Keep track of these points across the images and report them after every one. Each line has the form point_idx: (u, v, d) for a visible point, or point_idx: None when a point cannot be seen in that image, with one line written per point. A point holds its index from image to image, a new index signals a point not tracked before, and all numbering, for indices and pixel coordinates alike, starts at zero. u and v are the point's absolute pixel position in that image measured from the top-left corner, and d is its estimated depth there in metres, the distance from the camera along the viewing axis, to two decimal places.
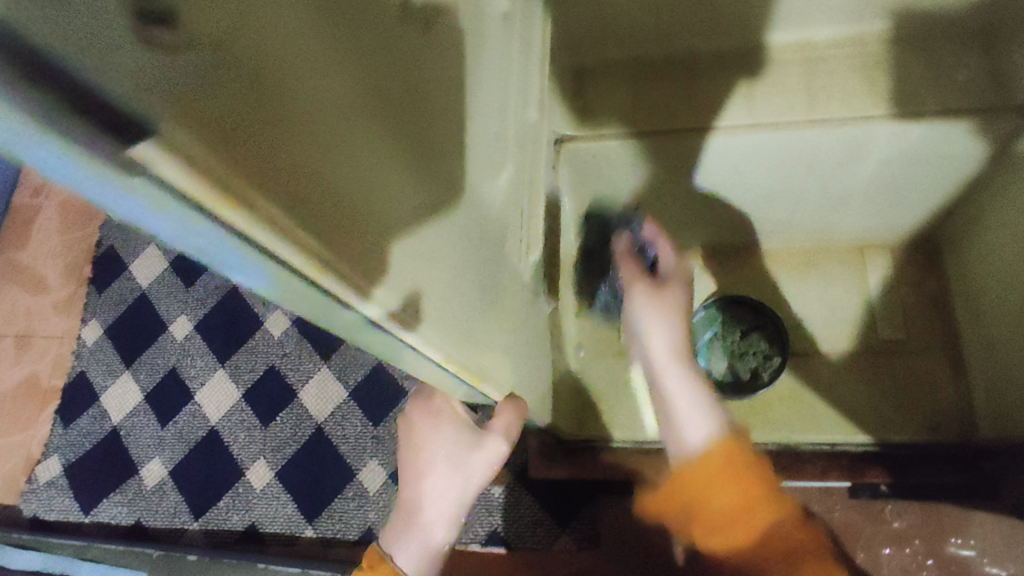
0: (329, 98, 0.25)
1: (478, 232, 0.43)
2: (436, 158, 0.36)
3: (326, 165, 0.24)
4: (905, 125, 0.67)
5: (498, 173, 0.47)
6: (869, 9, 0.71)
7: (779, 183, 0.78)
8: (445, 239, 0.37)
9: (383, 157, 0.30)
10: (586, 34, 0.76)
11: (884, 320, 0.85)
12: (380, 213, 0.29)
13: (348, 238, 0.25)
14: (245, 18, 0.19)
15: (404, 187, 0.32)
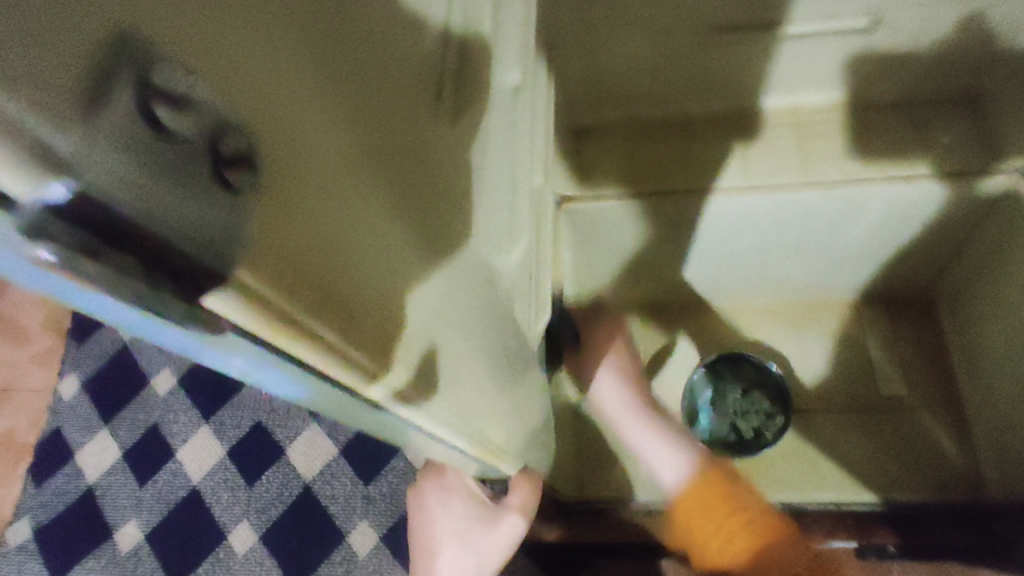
0: (342, 168, 0.22)
1: (492, 305, 0.42)
2: (450, 221, 0.32)
3: (337, 240, 0.20)
4: (898, 185, 0.69)
5: (518, 242, 0.45)
6: (859, 78, 0.72)
7: (777, 241, 0.79)
8: (461, 319, 0.36)
9: (392, 221, 0.26)
10: (586, 97, 0.76)
11: (884, 376, 0.85)
12: (393, 282, 0.26)
13: (370, 310, 0.23)
14: (260, 67, 0.17)
15: (411, 261, 0.28)
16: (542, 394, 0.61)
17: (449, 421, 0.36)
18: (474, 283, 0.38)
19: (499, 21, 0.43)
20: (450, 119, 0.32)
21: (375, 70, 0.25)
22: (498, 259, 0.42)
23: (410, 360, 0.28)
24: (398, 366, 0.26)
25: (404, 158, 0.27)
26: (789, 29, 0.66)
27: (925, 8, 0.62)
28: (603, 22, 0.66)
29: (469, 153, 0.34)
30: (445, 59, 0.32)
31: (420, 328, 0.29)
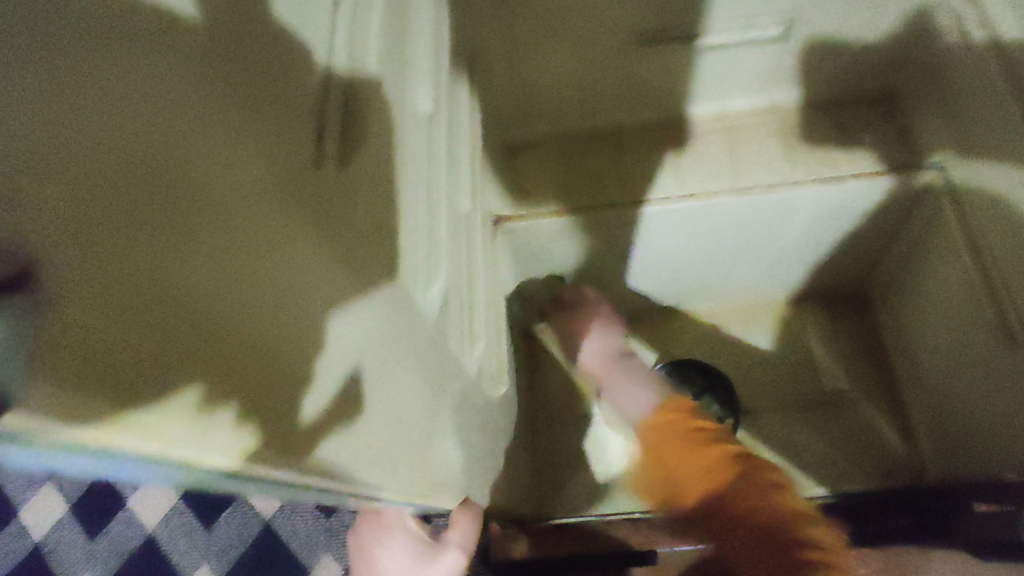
0: (247, 207, 0.23)
1: (417, 336, 0.41)
2: (365, 258, 0.32)
3: (243, 281, 0.22)
4: (822, 185, 0.71)
5: (437, 273, 0.45)
6: (777, 82, 0.74)
7: (713, 245, 0.80)
8: (380, 354, 0.35)
9: (309, 257, 0.27)
10: (516, 116, 0.76)
11: (827, 369, 0.87)
12: (306, 318, 0.27)
13: (269, 351, 0.24)
14: (133, 113, 0.18)
15: (326, 294, 0.28)
16: (487, 416, 0.62)
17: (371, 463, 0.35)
18: (399, 325, 0.37)
19: (406, 52, 0.43)
20: (361, 174, 0.32)
21: (285, 105, 0.26)
22: (420, 295, 0.42)
23: (325, 391, 0.28)
24: (308, 402, 0.27)
25: (324, 199, 0.29)
26: (705, 41, 0.67)
27: (832, 10, 0.64)
28: (523, 41, 0.66)
29: (376, 198, 0.34)
30: (339, 107, 0.31)
31: (338, 356, 0.30)
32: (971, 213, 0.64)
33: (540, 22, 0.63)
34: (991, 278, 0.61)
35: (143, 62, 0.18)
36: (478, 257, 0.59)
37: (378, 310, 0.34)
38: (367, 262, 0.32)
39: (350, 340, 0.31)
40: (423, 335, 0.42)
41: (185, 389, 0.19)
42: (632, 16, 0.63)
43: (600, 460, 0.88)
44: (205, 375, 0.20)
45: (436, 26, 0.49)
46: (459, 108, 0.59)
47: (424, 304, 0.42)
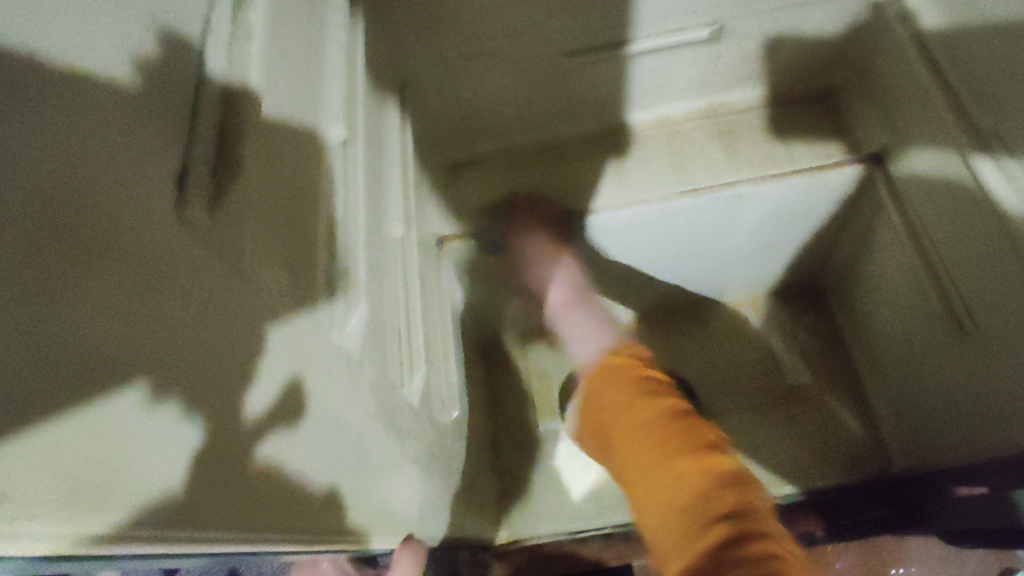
0: (178, 223, 0.24)
1: (347, 367, 0.40)
2: (263, 291, 0.31)
3: (173, 292, 0.24)
4: (764, 185, 0.71)
5: (355, 308, 0.43)
6: (711, 85, 0.74)
7: (664, 250, 0.79)
8: (320, 364, 0.36)
9: (232, 273, 0.28)
10: (452, 133, 0.74)
11: (788, 367, 0.87)
12: (236, 329, 0.28)
13: (203, 356, 0.25)
14: (53, 136, 0.19)
15: (244, 317, 0.29)
16: (433, 446, 0.59)
17: (321, 476, 0.36)
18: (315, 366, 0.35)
19: (314, 79, 0.41)
20: (248, 215, 0.29)
21: (207, 127, 0.28)
22: (335, 334, 0.40)
23: (272, 386, 0.31)
24: (254, 394, 0.29)
25: (245, 224, 0.29)
26: (636, 48, 0.66)
27: (759, 12, 0.64)
28: (453, 60, 0.64)
29: (267, 242, 0.32)
30: (207, 141, 0.27)
31: (282, 354, 0.32)
32: (912, 201, 0.64)
33: (467, 40, 0.62)
34: (936, 267, 0.61)
35: (26, 105, 0.18)
36: (409, 282, 0.57)
37: (282, 348, 0.32)
38: (263, 303, 0.31)
39: (257, 373, 0.29)
40: (354, 367, 0.42)
41: (126, 382, 0.21)
42: (562, 28, 0.62)
43: (569, 476, 0.84)
44: (148, 373, 0.22)
45: (348, 50, 0.48)
46: (384, 131, 0.57)
47: (340, 342, 0.40)
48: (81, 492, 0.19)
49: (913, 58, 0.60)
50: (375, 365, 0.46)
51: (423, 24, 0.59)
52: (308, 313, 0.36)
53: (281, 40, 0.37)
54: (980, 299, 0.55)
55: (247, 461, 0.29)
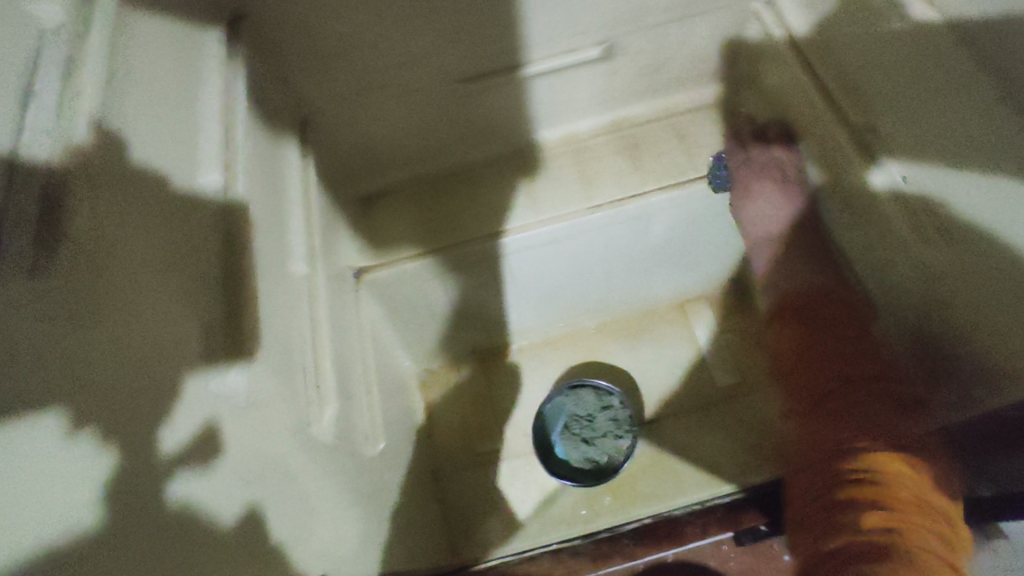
0: (56, 274, 0.27)
1: (265, 417, 0.42)
2: (121, 344, 0.30)
3: (62, 336, 0.27)
4: (672, 193, 0.73)
5: (267, 365, 0.44)
6: (612, 101, 0.76)
7: (585, 263, 0.80)
8: (236, 417, 0.39)
9: (101, 316, 0.29)
10: (361, 165, 0.73)
11: (717, 367, 0.88)
12: (121, 366, 0.30)
13: (98, 384, 0.28)
14: None
15: (115, 357, 0.30)
16: (357, 482, 0.58)
17: (234, 527, 0.37)
18: (189, 416, 0.34)
19: (183, 125, 0.41)
20: (84, 273, 0.29)
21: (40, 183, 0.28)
22: (219, 381, 0.38)
23: (189, 423, 0.34)
24: (169, 431, 0.33)
25: (84, 282, 0.29)
26: (532, 69, 0.67)
27: (646, 28, 0.66)
28: (353, 94, 0.64)
29: (121, 297, 0.31)
30: (25, 204, 0.27)
31: (195, 403, 0.35)
32: (832, 200, 0.68)
33: (364, 73, 0.62)
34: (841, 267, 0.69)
35: None
36: (317, 320, 0.56)
37: (146, 404, 0.31)
38: (118, 360, 0.30)
39: (107, 435, 0.29)
40: (274, 416, 0.44)
41: (45, 408, 0.26)
42: (456, 55, 0.63)
43: (515, 495, 0.84)
44: (63, 404, 0.26)
45: (228, 91, 0.47)
46: (282, 168, 0.57)
47: (233, 388, 0.39)
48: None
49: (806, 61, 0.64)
50: (292, 416, 0.47)
51: (314, 60, 0.59)
52: (181, 364, 0.35)
53: (129, 90, 0.36)
54: (899, 289, 0.61)
55: (142, 502, 0.30)
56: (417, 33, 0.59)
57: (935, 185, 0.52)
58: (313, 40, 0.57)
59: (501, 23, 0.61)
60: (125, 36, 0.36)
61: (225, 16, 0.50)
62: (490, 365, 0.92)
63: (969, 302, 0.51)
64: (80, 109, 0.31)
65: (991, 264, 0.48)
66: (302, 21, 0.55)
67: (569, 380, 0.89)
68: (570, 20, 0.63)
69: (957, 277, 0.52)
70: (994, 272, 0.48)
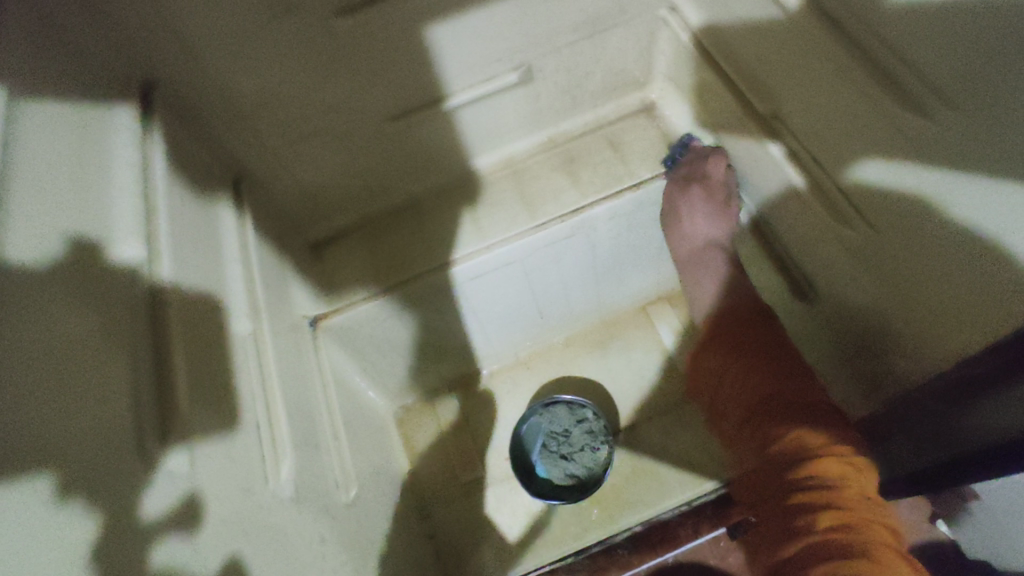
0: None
1: (238, 484, 0.45)
2: (58, 429, 0.32)
3: (17, 442, 0.30)
4: (613, 201, 0.74)
5: (224, 443, 0.45)
6: (541, 120, 0.78)
7: (539, 281, 0.81)
8: (212, 498, 0.41)
9: (32, 414, 0.31)
10: (303, 214, 0.74)
11: (688, 364, 0.89)
12: (72, 453, 0.33)
13: (60, 484, 0.31)
14: None
15: (64, 438, 0.33)
16: (334, 532, 0.58)
17: None
18: (165, 504, 0.37)
19: (98, 206, 0.42)
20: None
21: None
22: (168, 470, 0.39)
23: (170, 508, 0.37)
24: (147, 515, 0.36)
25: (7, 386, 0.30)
26: (455, 100, 0.69)
27: (559, 48, 0.68)
28: (283, 148, 0.65)
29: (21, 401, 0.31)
30: None
31: (175, 493, 0.38)
32: (766, 190, 0.69)
33: (292, 127, 0.63)
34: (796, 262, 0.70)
35: None
36: (265, 375, 0.56)
37: (49, 506, 0.30)
38: (9, 462, 0.29)
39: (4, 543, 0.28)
40: (240, 483, 0.45)
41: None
42: (377, 94, 0.64)
43: (503, 521, 0.83)
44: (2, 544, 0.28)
45: (142, 167, 0.48)
46: (218, 229, 0.57)
47: (174, 474, 0.39)
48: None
49: (719, 65, 0.67)
50: (248, 480, 0.47)
51: (235, 122, 0.60)
52: (107, 459, 0.35)
53: (30, 189, 0.36)
54: (842, 276, 0.63)
55: None
56: (333, 80, 0.61)
57: (897, 179, 0.49)
58: (232, 102, 0.58)
59: (415, 59, 0.62)
60: (17, 134, 0.37)
61: (137, 92, 0.51)
62: (464, 393, 0.92)
63: (927, 291, 0.51)
64: None
65: (961, 264, 0.46)
66: (218, 84, 0.56)
67: (543, 396, 0.89)
68: (483, 49, 0.64)
69: (907, 263, 0.52)
70: (964, 265, 0.46)
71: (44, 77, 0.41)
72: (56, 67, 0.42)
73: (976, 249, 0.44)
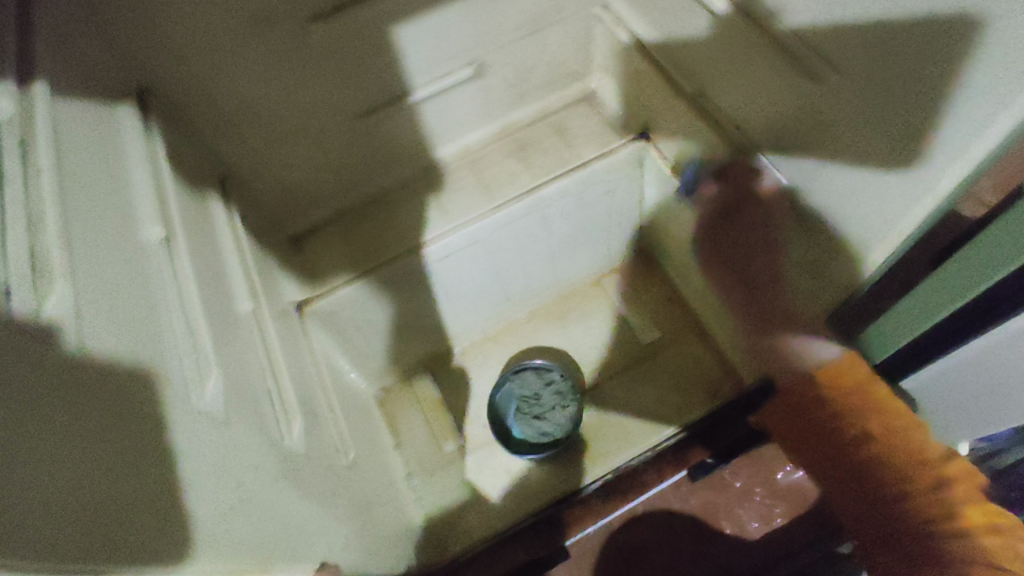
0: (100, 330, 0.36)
1: (260, 436, 0.51)
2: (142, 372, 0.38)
3: (123, 380, 0.36)
4: (563, 180, 0.83)
5: (245, 400, 0.51)
6: (493, 113, 0.86)
7: (502, 259, 0.89)
8: (244, 445, 0.47)
9: (129, 358, 0.37)
10: (283, 209, 0.79)
11: (639, 328, 0.98)
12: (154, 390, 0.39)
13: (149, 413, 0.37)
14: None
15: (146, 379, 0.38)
16: (338, 489, 0.64)
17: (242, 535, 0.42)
18: (217, 444, 0.43)
19: (122, 193, 0.47)
20: (101, 357, 0.35)
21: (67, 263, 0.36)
22: (214, 417, 0.44)
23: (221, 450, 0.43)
24: (208, 451, 0.42)
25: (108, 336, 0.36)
26: (417, 96, 0.76)
27: (507, 45, 0.77)
28: (264, 147, 0.71)
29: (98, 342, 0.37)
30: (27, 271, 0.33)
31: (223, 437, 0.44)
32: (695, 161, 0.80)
33: (274, 126, 0.69)
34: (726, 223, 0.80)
35: None
36: (266, 350, 0.62)
37: (142, 429, 0.36)
38: (120, 394, 0.35)
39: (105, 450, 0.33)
40: (261, 436, 0.51)
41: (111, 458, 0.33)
42: (349, 93, 0.71)
43: (485, 484, 0.90)
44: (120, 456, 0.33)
45: (151, 161, 0.53)
46: (211, 221, 0.63)
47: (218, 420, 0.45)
48: (30, 485, 0.28)
49: (648, 54, 0.77)
50: (264, 435, 0.53)
51: (221, 124, 0.66)
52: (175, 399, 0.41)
53: (79, 175, 0.42)
54: None
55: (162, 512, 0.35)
56: (308, 82, 0.67)
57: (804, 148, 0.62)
58: (217, 105, 0.64)
59: (382, 60, 0.69)
60: (60, 130, 0.42)
61: (135, 95, 0.57)
62: (438, 372, 0.99)
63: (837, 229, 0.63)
64: (44, 193, 0.37)
65: (860, 200, 0.58)
66: (206, 88, 0.62)
67: (512, 367, 0.97)
68: (442, 48, 0.72)
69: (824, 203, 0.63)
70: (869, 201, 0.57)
71: (65, 81, 0.46)
72: (76, 72, 0.48)
73: (885, 192, 0.55)
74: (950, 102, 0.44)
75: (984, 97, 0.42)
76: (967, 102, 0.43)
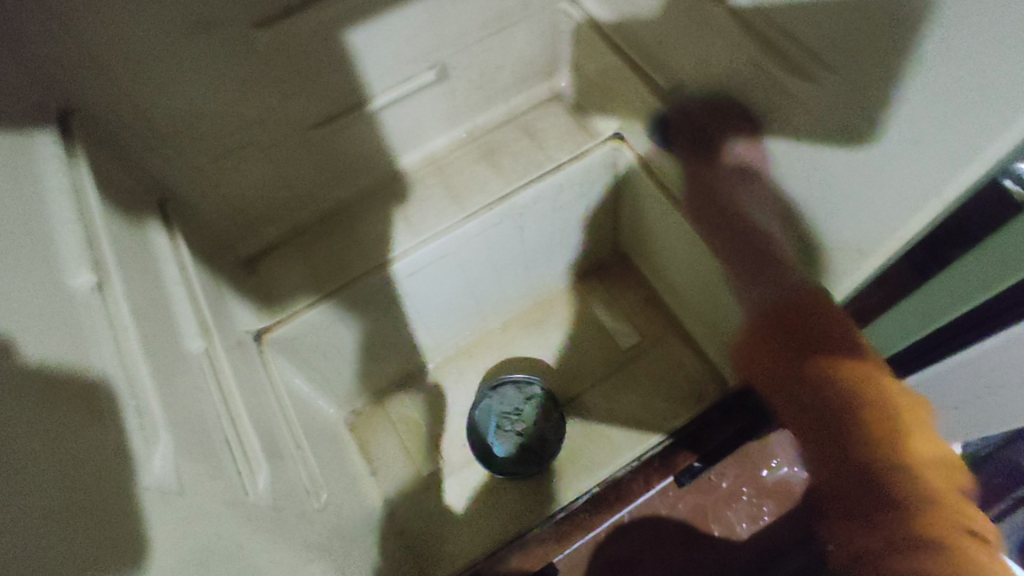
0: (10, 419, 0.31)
1: (222, 495, 0.46)
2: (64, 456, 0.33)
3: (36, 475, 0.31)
4: (535, 186, 0.78)
5: (203, 456, 0.46)
6: (458, 116, 0.81)
7: (474, 270, 0.84)
8: (205, 510, 0.42)
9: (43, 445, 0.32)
10: (233, 230, 0.73)
11: (619, 332, 0.95)
12: (81, 475, 0.33)
13: (74, 504, 0.32)
14: None
15: (69, 463, 0.33)
16: (312, 534, 0.59)
17: None
18: (172, 518, 0.38)
19: (44, 237, 0.41)
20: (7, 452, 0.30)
21: None
22: (169, 486, 0.39)
23: (178, 523, 0.38)
24: (158, 529, 0.37)
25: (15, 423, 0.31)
26: (375, 102, 0.71)
27: (470, 45, 0.72)
28: (209, 165, 0.65)
29: (10, 429, 0.31)
30: None
31: (179, 507, 0.39)
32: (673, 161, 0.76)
33: (216, 142, 0.63)
34: None
35: None
36: (224, 392, 0.56)
37: (63, 528, 0.31)
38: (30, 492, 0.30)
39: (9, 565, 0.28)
40: (223, 494, 0.46)
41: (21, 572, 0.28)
42: (301, 102, 0.65)
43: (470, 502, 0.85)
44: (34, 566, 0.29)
45: (76, 193, 0.47)
46: (153, 252, 0.57)
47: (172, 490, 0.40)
48: None
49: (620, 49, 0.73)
50: (231, 491, 0.48)
51: (156, 143, 0.59)
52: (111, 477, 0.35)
53: None
54: None
55: None
56: (255, 92, 0.61)
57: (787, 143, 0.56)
58: (150, 121, 0.57)
59: (335, 66, 0.63)
60: None
61: (53, 117, 0.50)
62: (413, 389, 0.94)
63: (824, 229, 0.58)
64: None
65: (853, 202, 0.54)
66: (135, 103, 0.55)
67: (490, 382, 0.93)
68: (400, 51, 0.67)
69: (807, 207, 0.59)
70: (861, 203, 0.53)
71: None
72: None
73: (883, 203, 0.51)
74: (951, 110, 0.41)
75: (999, 102, 0.38)
76: (970, 112, 0.40)
